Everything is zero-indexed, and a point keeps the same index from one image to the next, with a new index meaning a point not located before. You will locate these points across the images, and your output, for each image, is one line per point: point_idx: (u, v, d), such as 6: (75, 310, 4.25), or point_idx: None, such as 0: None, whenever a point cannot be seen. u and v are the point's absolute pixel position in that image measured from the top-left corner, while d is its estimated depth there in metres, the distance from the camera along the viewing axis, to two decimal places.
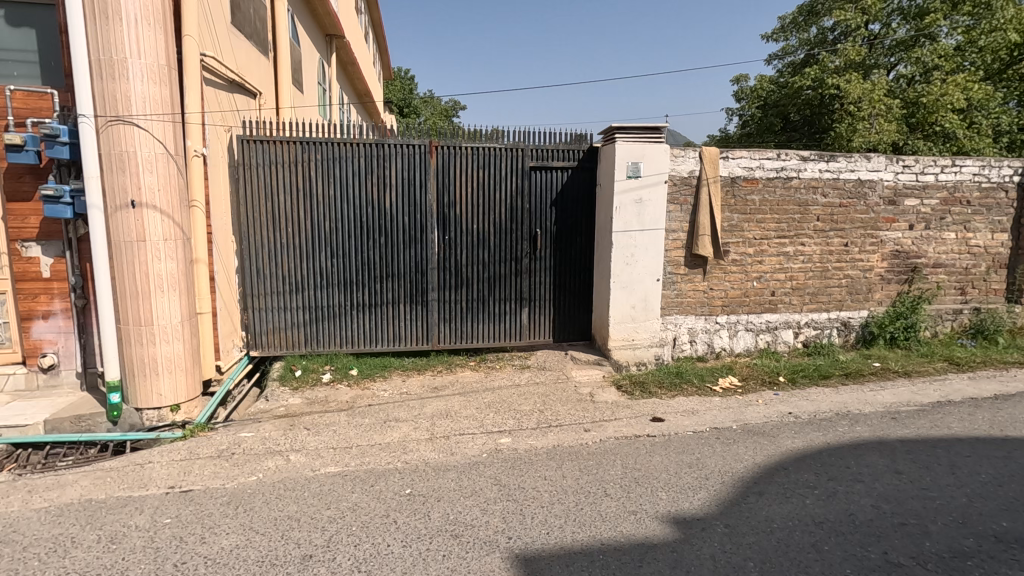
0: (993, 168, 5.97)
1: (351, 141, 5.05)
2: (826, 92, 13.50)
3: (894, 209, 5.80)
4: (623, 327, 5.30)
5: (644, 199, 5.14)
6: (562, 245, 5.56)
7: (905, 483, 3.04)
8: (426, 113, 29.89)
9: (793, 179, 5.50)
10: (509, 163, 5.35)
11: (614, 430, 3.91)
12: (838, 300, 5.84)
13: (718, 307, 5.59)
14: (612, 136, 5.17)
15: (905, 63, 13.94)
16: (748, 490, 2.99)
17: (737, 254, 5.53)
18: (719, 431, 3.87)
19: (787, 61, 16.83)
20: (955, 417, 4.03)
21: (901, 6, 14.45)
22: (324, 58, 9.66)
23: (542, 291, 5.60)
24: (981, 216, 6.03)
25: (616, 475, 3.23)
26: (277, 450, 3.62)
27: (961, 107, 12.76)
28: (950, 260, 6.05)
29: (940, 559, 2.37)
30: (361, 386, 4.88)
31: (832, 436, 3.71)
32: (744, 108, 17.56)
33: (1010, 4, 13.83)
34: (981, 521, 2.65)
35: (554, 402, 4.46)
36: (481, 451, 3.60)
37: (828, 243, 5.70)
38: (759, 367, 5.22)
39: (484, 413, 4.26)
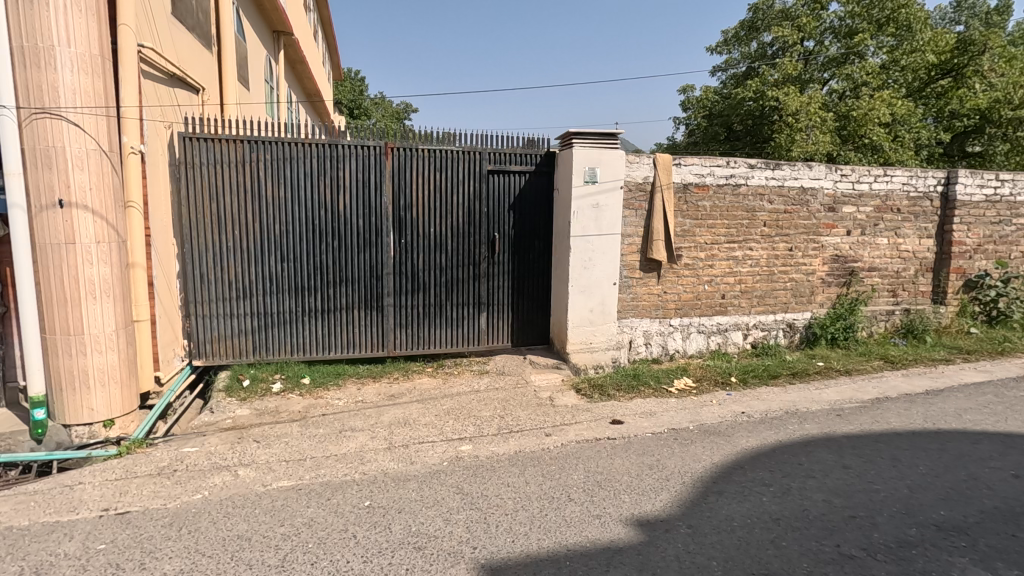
0: (919, 178, 6.40)
1: (303, 141, 4.88)
2: (766, 105, 14.22)
3: (833, 215, 6.11)
4: (581, 330, 5.33)
5: (601, 204, 5.20)
6: (520, 248, 5.55)
7: (853, 477, 3.18)
8: (377, 114, 29.41)
9: (741, 186, 5.70)
10: (466, 167, 5.30)
11: (575, 434, 3.91)
12: (783, 302, 6.09)
13: (672, 310, 5.72)
14: (569, 141, 5.20)
15: (837, 79, 14.83)
16: (707, 490, 3.05)
17: (689, 258, 5.67)
18: (677, 431, 3.94)
19: (730, 73, 17.53)
20: (893, 412, 4.26)
21: (833, 25, 15.32)
22: (271, 55, 9.32)
23: (501, 295, 5.57)
24: (910, 223, 6.44)
25: (579, 480, 3.22)
26: (225, 466, 3.41)
27: (887, 121, 13.65)
28: (884, 264, 6.42)
29: (889, 549, 2.48)
30: (313, 395, 4.69)
31: (784, 434, 3.84)
32: (690, 117, 18.17)
33: (927, 27, 14.95)
34: (923, 511, 2.80)
35: (514, 407, 4.43)
36: (442, 460, 3.52)
37: (774, 248, 5.94)
38: (712, 368, 5.37)
39: (444, 420, 4.17)
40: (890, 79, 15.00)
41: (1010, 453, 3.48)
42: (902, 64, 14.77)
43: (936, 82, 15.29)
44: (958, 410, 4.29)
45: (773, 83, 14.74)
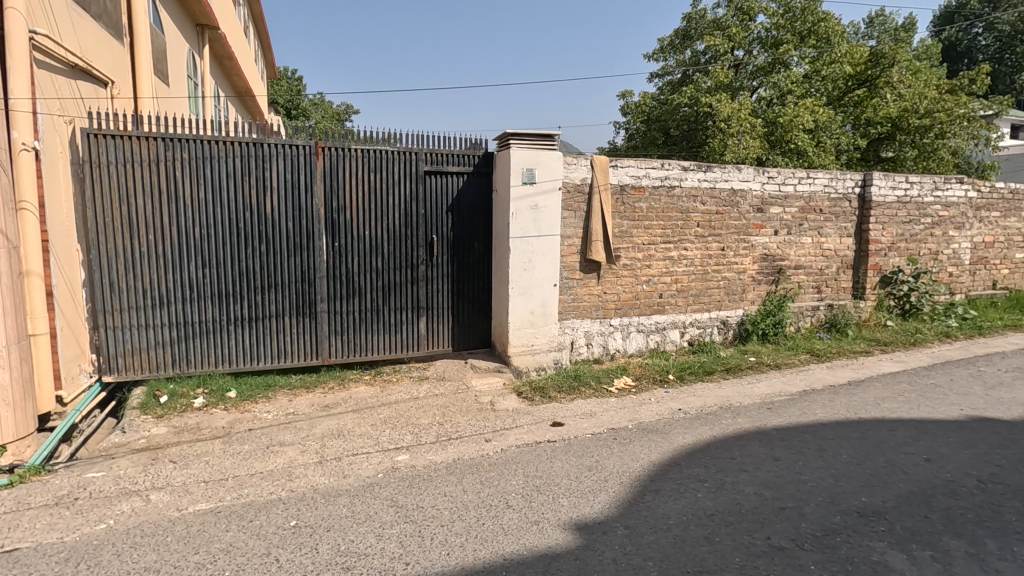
0: (839, 181, 6.76)
1: (225, 140, 4.60)
2: (700, 110, 14.77)
3: (762, 216, 6.36)
4: (522, 332, 5.29)
5: (540, 205, 5.19)
6: (459, 251, 5.45)
7: (782, 468, 3.28)
8: (316, 115, 28.54)
9: (675, 188, 5.83)
10: (402, 168, 5.15)
11: (515, 438, 3.85)
12: (717, 300, 6.28)
13: (611, 310, 5.77)
14: (507, 141, 5.16)
15: (765, 87, 15.59)
16: (644, 489, 3.06)
17: (628, 259, 5.75)
18: (616, 431, 3.96)
19: (666, 80, 18.12)
20: (819, 403, 4.45)
21: (760, 36, 16.11)
22: (195, 50, 8.82)
23: (441, 299, 5.45)
24: (831, 223, 6.79)
25: (518, 485, 3.16)
26: (135, 491, 3.13)
27: (810, 127, 14.45)
28: (808, 263, 6.74)
29: (815, 538, 2.55)
30: (240, 409, 4.41)
31: (718, 429, 3.93)
32: (630, 122, 18.64)
33: (844, 40, 15.97)
34: (845, 498, 2.91)
35: (454, 413, 4.32)
36: (377, 472, 3.37)
37: (707, 248, 6.12)
38: (651, 366, 5.45)
39: (380, 429, 4.02)
40: (812, 88, 15.90)
41: (922, 438, 3.69)
42: (823, 75, 15.69)
43: (852, 92, 16.34)
44: (877, 399, 4.52)
45: (706, 90, 15.34)
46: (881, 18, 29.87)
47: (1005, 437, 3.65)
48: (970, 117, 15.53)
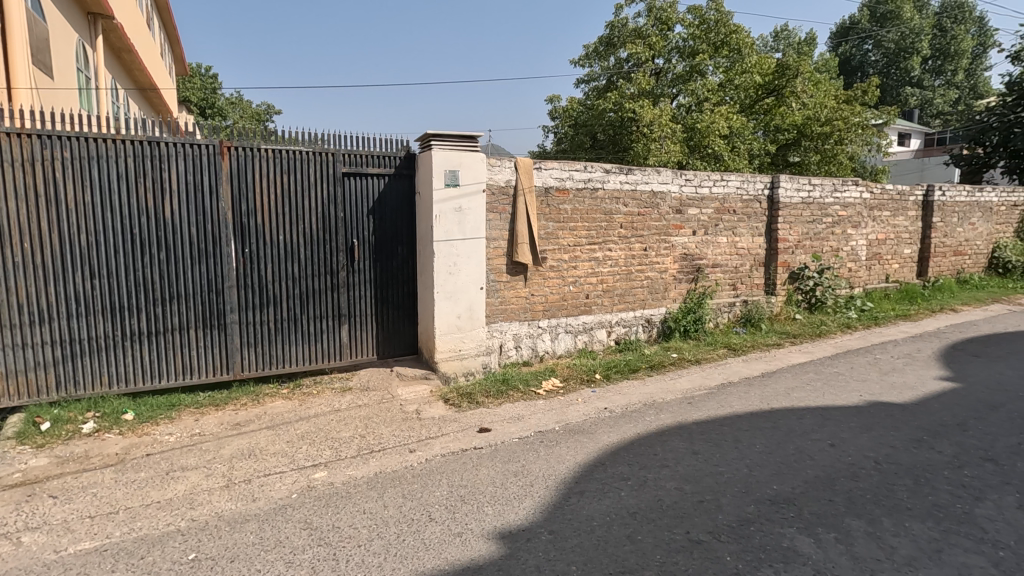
0: (750, 183, 7.12)
1: (114, 138, 4.19)
2: (625, 116, 15.23)
3: (681, 217, 6.59)
4: (449, 338, 5.18)
5: (464, 208, 5.10)
6: (382, 255, 5.27)
7: (701, 462, 3.37)
8: (234, 115, 27.09)
9: (598, 190, 5.93)
10: (316, 169, 4.91)
11: (441, 447, 3.74)
12: (641, 299, 6.44)
13: (539, 312, 5.78)
14: (428, 143, 5.05)
15: (684, 95, 16.34)
16: (569, 491, 3.04)
17: (554, 261, 5.77)
18: (543, 433, 3.93)
19: (591, 85, 18.57)
20: (736, 396, 4.65)
21: (679, 45, 16.82)
22: (86, 40, 8.08)
23: (363, 305, 5.23)
24: (744, 223, 7.15)
25: (442, 496, 3.06)
26: (3, 534, 2.75)
27: (725, 133, 15.26)
28: (724, 261, 7.06)
29: (731, 529, 2.62)
30: (137, 432, 4.02)
31: (642, 426, 3.99)
32: (558, 126, 18.99)
33: (753, 52, 16.98)
34: (759, 487, 3.02)
35: (377, 425, 4.15)
36: (291, 492, 3.16)
37: (631, 248, 6.26)
38: (578, 367, 5.48)
39: (296, 446, 3.78)
40: (727, 96, 16.79)
41: (827, 424, 3.92)
42: (736, 83, 16.61)
43: (762, 100, 17.40)
44: (787, 389, 4.78)
45: (630, 96, 15.85)
46: (786, 32, 32.16)
47: (898, 420, 3.94)
48: (863, 125, 16.97)
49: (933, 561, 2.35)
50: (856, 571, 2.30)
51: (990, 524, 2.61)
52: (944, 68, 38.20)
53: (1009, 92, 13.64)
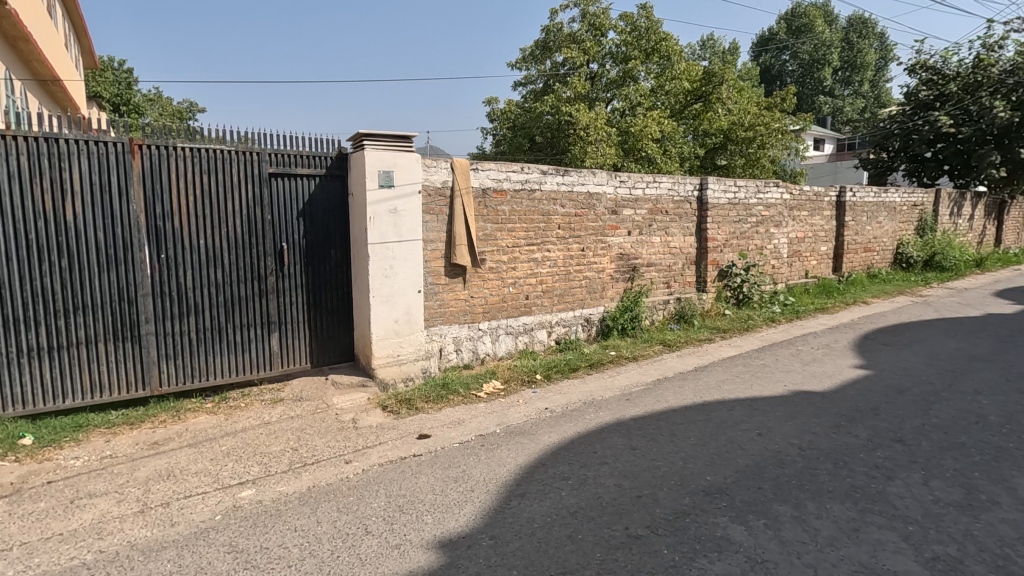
0: (681, 184, 7.37)
1: (5, 135, 3.79)
2: (562, 119, 15.47)
3: (616, 217, 6.74)
4: (386, 343, 5.03)
5: (399, 209, 4.98)
6: (314, 259, 5.06)
7: (639, 457, 3.43)
8: (152, 112, 25.42)
9: (536, 191, 5.95)
10: (239, 169, 4.65)
11: (378, 456, 3.62)
12: (580, 299, 6.52)
13: (479, 314, 5.74)
14: (361, 143, 4.89)
15: (618, 99, 16.81)
16: (510, 494, 3.01)
17: (493, 262, 5.75)
18: (484, 437, 3.89)
19: (528, 88, 18.75)
20: (671, 390, 4.78)
21: (612, 51, 17.30)
22: None
23: (295, 312, 5.00)
24: (676, 224, 7.40)
25: (379, 507, 2.95)
26: None
27: (658, 137, 15.79)
28: (658, 260, 7.28)
29: (667, 522, 2.67)
30: (37, 458, 3.64)
31: (582, 425, 4.03)
32: (496, 128, 19.04)
33: (682, 59, 17.64)
34: (694, 479, 3.10)
35: (311, 436, 3.97)
36: (214, 514, 2.95)
37: (569, 249, 6.34)
38: (519, 368, 5.48)
39: (221, 464, 3.55)
40: (658, 101, 17.40)
41: (755, 414, 4.10)
42: (666, 89, 17.26)
43: (691, 106, 18.14)
44: (718, 382, 4.97)
45: (566, 99, 16.12)
46: (711, 41, 33.79)
47: (818, 407, 4.17)
48: (783, 131, 18.05)
49: (851, 540, 2.49)
50: (783, 554, 2.40)
51: (900, 501, 2.79)
52: (852, 79, 41.29)
53: (907, 102, 14.89)
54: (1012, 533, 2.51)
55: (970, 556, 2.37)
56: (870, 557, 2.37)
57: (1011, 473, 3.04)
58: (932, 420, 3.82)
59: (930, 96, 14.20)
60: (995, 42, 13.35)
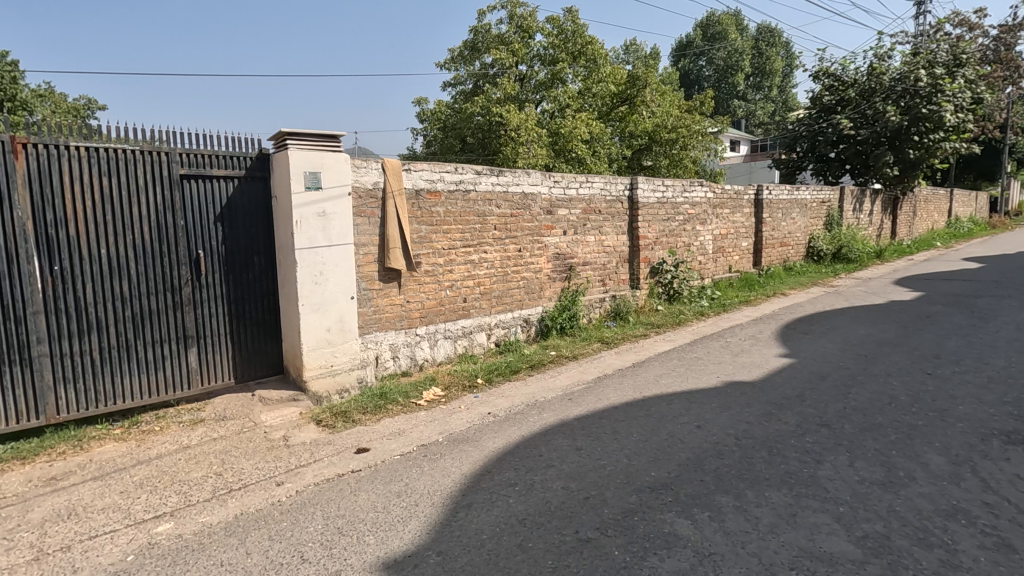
0: (613, 184, 7.52)
1: None
2: (493, 119, 15.47)
3: (551, 218, 6.76)
4: (318, 353, 4.76)
5: (328, 212, 4.73)
6: (234, 267, 4.71)
7: (584, 457, 3.41)
8: (44, 109, 23.19)
9: (470, 192, 5.86)
10: (145, 170, 4.24)
11: (313, 475, 3.40)
12: (518, 300, 6.49)
13: (416, 319, 5.57)
14: (284, 142, 4.61)
15: (547, 101, 17.11)
16: (455, 506, 2.90)
17: (428, 265, 5.60)
18: (426, 447, 3.75)
19: (458, 89, 18.67)
20: (611, 388, 4.83)
21: (540, 53, 17.63)
22: None
23: (215, 324, 4.64)
24: (609, 223, 7.53)
25: (316, 531, 2.76)
26: None
27: (587, 138, 16.13)
28: (593, 259, 7.38)
29: (616, 523, 2.66)
30: None
31: (526, 428, 3.98)
32: (427, 129, 18.79)
33: (608, 62, 18.22)
34: (639, 476, 3.12)
35: (236, 458, 3.67)
36: (125, 554, 2.65)
37: (505, 250, 6.28)
38: (459, 373, 5.36)
39: (133, 496, 3.21)
40: (586, 103, 17.82)
41: (692, 407, 4.21)
42: (593, 92, 17.76)
43: (617, 108, 18.66)
44: (656, 377, 5.08)
45: (496, 100, 16.17)
46: (634, 46, 35.02)
47: (750, 397, 4.34)
48: (703, 133, 18.90)
49: (790, 525, 2.58)
50: (729, 545, 2.44)
51: (830, 483, 2.93)
52: (762, 85, 44.05)
53: (813, 106, 16.03)
54: (929, 506, 2.69)
55: (895, 531, 2.51)
56: (808, 541, 2.46)
57: (923, 449, 3.27)
58: (851, 403, 4.06)
59: (833, 101, 15.44)
60: (886, 52, 14.61)
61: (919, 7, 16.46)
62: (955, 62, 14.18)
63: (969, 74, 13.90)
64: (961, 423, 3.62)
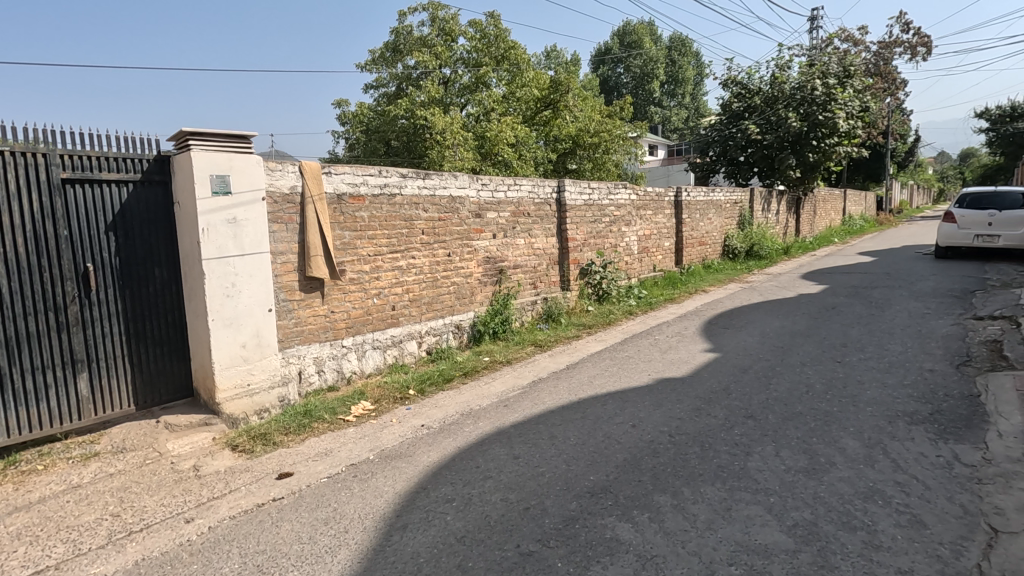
0: (540, 187, 7.54)
1: None
2: (417, 122, 15.27)
3: (480, 221, 6.67)
4: (232, 372, 4.38)
5: (239, 219, 4.38)
6: (131, 281, 4.25)
7: (522, 466, 3.33)
8: None
9: (396, 195, 5.64)
10: (18, 174, 3.72)
11: (229, 507, 3.09)
12: (449, 306, 6.33)
13: (342, 330, 5.28)
14: (185, 142, 4.22)
15: (472, 104, 17.22)
16: (389, 529, 2.72)
17: (353, 273, 5.34)
18: (356, 466, 3.53)
19: (380, 91, 18.27)
20: (546, 391, 4.80)
21: (463, 57, 17.63)
22: None
23: (109, 346, 4.16)
24: (538, 225, 7.54)
25: (233, 571, 2.50)
26: None
27: (513, 142, 16.22)
28: (524, 262, 7.36)
29: (557, 532, 2.59)
30: None
31: (462, 438, 3.85)
32: (348, 132, 18.22)
33: (530, 67, 18.53)
34: (578, 481, 3.08)
35: (137, 495, 3.28)
36: None
37: (434, 255, 6.11)
38: (390, 384, 5.13)
39: (8, 550, 2.77)
40: (511, 107, 18.06)
41: (626, 407, 4.24)
42: (518, 96, 18.08)
43: (541, 112, 18.90)
44: (590, 377, 5.10)
45: (420, 103, 15.99)
46: (555, 52, 35.80)
47: (681, 393, 4.44)
48: (624, 137, 19.51)
49: (726, 520, 2.61)
50: (669, 546, 2.44)
51: (760, 474, 3.02)
52: (676, 92, 46.36)
53: (723, 112, 16.99)
54: (849, 489, 2.83)
55: (821, 517, 2.61)
56: (744, 534, 2.50)
57: (840, 435, 3.46)
58: (773, 394, 4.25)
59: (741, 108, 16.46)
60: (785, 63, 15.75)
61: (812, 23, 17.89)
62: (845, 74, 15.50)
63: (857, 84, 15.25)
64: (870, 407, 3.88)
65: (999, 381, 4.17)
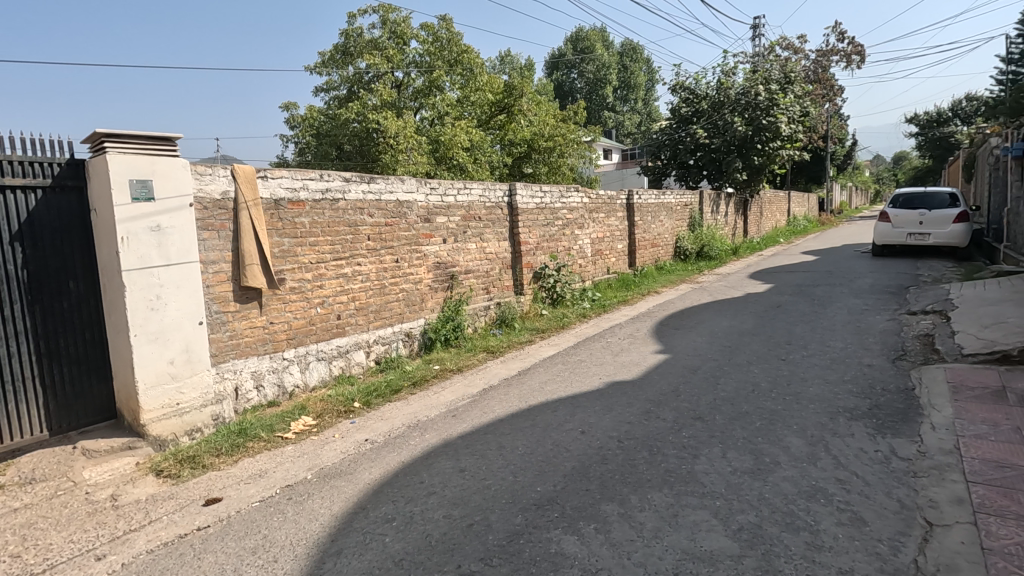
0: (491, 191, 7.44)
1: None
2: (369, 126, 14.96)
3: (429, 226, 6.51)
4: (159, 391, 4.08)
5: (163, 226, 4.09)
6: (42, 295, 3.90)
7: (468, 479, 3.21)
8: None
9: (338, 200, 5.43)
10: None
11: (147, 539, 2.85)
12: (398, 313, 6.14)
13: (282, 342, 5.03)
14: (100, 145, 3.92)
15: (425, 108, 17.02)
16: (322, 556, 2.55)
17: (294, 281, 5.10)
18: (291, 488, 3.32)
19: (330, 94, 17.85)
20: (496, 399, 4.69)
21: (415, 60, 17.40)
22: None
23: (17, 367, 3.80)
24: (490, 229, 7.44)
25: None
26: None
27: (467, 145, 16.10)
28: (475, 266, 7.24)
29: (501, 549, 2.48)
30: None
31: (406, 452, 3.69)
32: (298, 136, 17.70)
33: (483, 71, 18.46)
34: (525, 493, 2.98)
35: (44, 531, 2.98)
36: None
37: (381, 261, 5.92)
38: (334, 397, 4.91)
39: None
40: (464, 111, 17.93)
41: (576, 412, 4.18)
42: (472, 100, 17.99)
43: (495, 116, 18.86)
44: (541, 383, 5.03)
45: (372, 107, 15.68)
46: (509, 57, 35.92)
47: (631, 396, 4.42)
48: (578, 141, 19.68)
49: (672, 527, 2.56)
50: (615, 558, 2.36)
51: (707, 477, 3.00)
52: (629, 97, 47.29)
53: (672, 117, 17.36)
54: (793, 489, 2.83)
55: (766, 519, 2.59)
56: (690, 541, 2.46)
57: (784, 433, 3.48)
58: (721, 394, 4.28)
59: (689, 112, 16.86)
60: (730, 69, 16.23)
61: (754, 32, 18.52)
62: (786, 80, 16.10)
63: (797, 90, 15.86)
64: (813, 405, 3.94)
65: (932, 374, 4.32)
